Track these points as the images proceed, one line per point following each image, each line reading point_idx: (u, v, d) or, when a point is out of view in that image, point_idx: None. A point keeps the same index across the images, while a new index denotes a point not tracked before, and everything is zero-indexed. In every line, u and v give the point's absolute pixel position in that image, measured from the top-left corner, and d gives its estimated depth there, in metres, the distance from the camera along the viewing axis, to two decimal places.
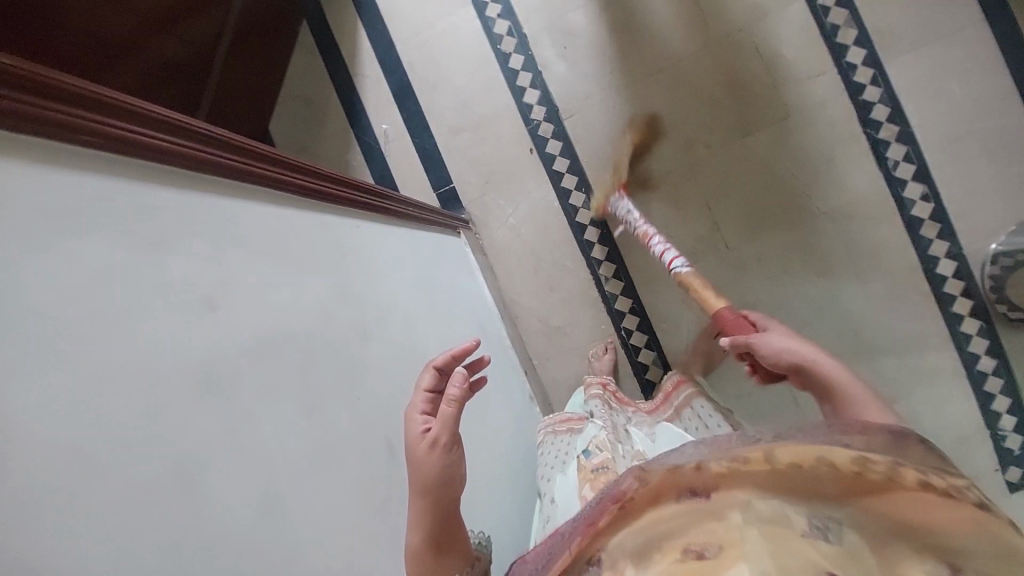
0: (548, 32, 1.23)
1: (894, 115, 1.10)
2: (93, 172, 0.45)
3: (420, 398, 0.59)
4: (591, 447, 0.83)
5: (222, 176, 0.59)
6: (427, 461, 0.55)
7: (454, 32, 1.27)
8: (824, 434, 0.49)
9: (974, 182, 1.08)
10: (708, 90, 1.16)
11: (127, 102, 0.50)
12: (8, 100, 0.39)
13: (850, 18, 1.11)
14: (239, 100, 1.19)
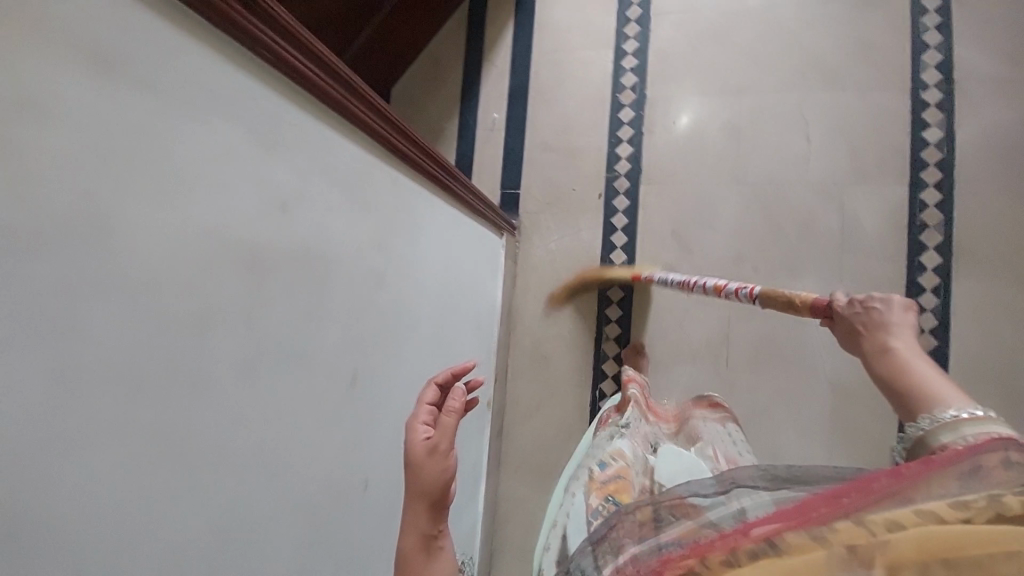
0: (665, 103, 1.29)
1: (938, 328, 1.11)
2: (254, 77, 0.53)
3: (421, 412, 0.65)
4: (608, 458, 0.77)
5: (343, 118, 0.66)
6: (428, 468, 0.59)
7: (586, 63, 1.35)
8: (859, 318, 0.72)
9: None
10: (781, 221, 1.20)
11: (308, 38, 0.57)
12: (219, 1, 0.47)
13: (942, 223, 1.13)
14: (387, 46, 1.33)
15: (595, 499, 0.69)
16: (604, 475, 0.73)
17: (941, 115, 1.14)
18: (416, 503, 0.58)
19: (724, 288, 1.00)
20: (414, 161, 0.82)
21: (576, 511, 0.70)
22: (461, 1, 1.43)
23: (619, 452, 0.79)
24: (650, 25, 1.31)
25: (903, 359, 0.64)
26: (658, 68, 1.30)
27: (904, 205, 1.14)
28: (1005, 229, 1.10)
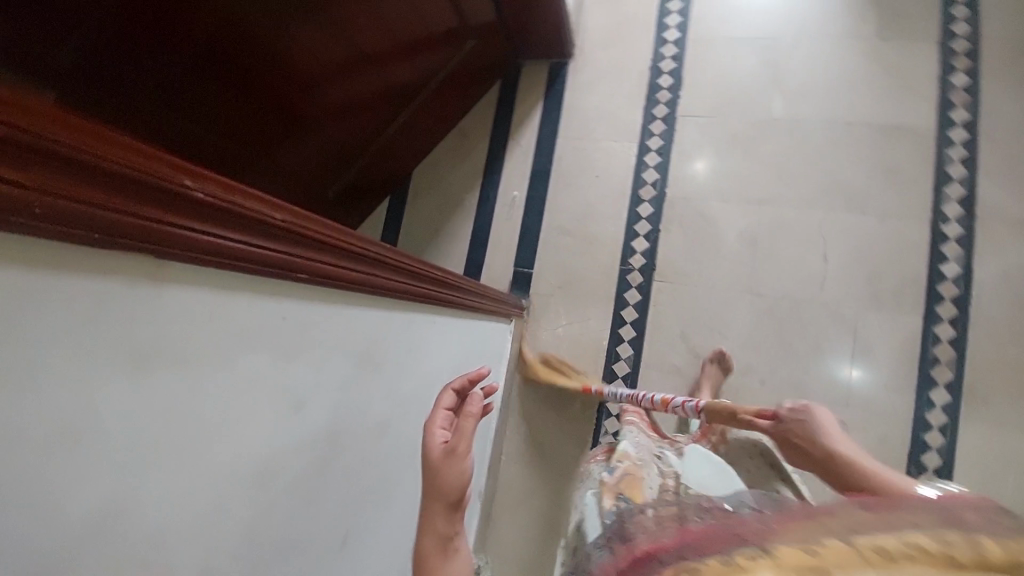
0: (684, 203, 1.30)
1: (944, 468, 1.09)
2: (281, 295, 0.42)
3: (438, 414, 0.63)
4: (614, 464, 0.88)
5: (368, 294, 0.55)
6: (450, 475, 0.58)
7: (609, 154, 1.37)
8: (784, 424, 0.85)
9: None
10: (792, 337, 1.19)
11: (328, 229, 0.45)
12: (220, 242, 0.34)
13: (954, 359, 1.12)
14: (421, 124, 1.34)
15: (608, 498, 0.78)
16: (615, 478, 0.83)
17: (959, 250, 1.15)
18: (438, 509, 0.56)
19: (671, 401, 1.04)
20: (437, 296, 0.74)
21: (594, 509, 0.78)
22: (492, 83, 1.46)
23: (624, 455, 0.90)
24: (675, 125, 1.34)
25: (844, 456, 0.77)
26: (679, 167, 1.32)
27: (918, 336, 1.14)
28: (1020, 372, 1.09)
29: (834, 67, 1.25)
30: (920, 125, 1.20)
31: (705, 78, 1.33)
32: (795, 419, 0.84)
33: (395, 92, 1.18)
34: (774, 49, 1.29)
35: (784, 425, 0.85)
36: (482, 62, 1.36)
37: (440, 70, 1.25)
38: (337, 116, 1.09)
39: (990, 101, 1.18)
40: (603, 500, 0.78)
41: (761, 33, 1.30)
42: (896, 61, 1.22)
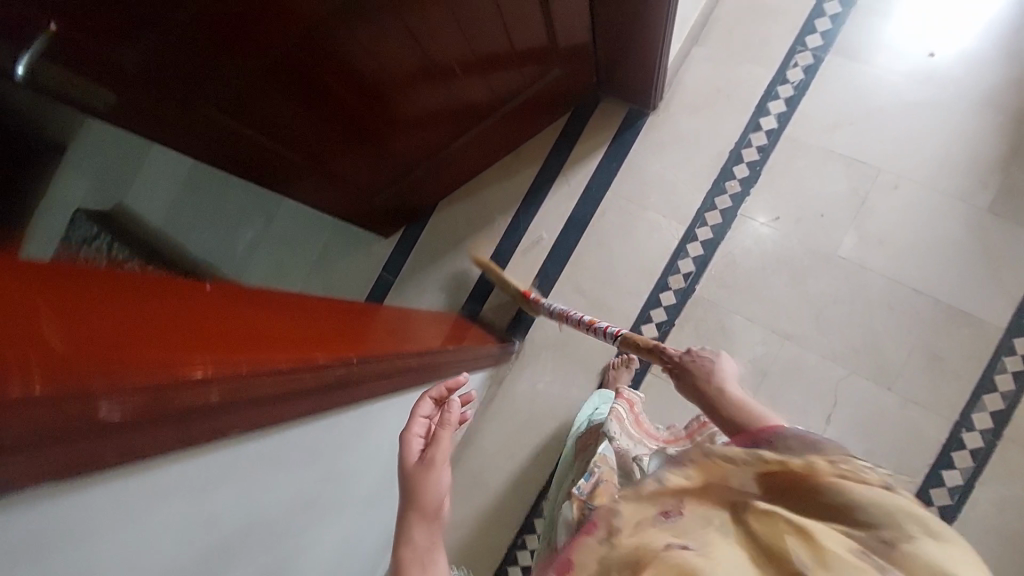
0: (712, 305, 1.22)
1: None
2: (211, 450, 0.41)
3: (415, 423, 0.60)
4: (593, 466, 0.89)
5: (321, 412, 0.54)
6: (428, 482, 0.54)
7: (655, 226, 1.29)
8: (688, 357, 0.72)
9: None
10: None
11: (279, 376, 0.44)
12: (142, 439, 0.32)
13: None
14: (478, 142, 1.26)
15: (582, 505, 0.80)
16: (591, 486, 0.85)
17: (970, 462, 1.07)
18: (413, 525, 0.52)
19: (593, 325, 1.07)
20: (408, 381, 0.74)
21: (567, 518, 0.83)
22: (563, 113, 1.36)
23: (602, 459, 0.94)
24: (733, 221, 1.24)
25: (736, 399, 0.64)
26: (721, 266, 1.23)
27: None
28: None
29: (925, 224, 1.14)
30: (992, 320, 1.09)
31: (786, 183, 1.22)
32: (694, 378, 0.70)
33: (460, 113, 1.13)
34: (870, 180, 1.17)
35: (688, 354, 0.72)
36: (557, 96, 1.27)
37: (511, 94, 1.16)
38: (393, 128, 1.05)
39: None
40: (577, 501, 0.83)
41: (862, 157, 1.18)
42: (995, 241, 1.11)
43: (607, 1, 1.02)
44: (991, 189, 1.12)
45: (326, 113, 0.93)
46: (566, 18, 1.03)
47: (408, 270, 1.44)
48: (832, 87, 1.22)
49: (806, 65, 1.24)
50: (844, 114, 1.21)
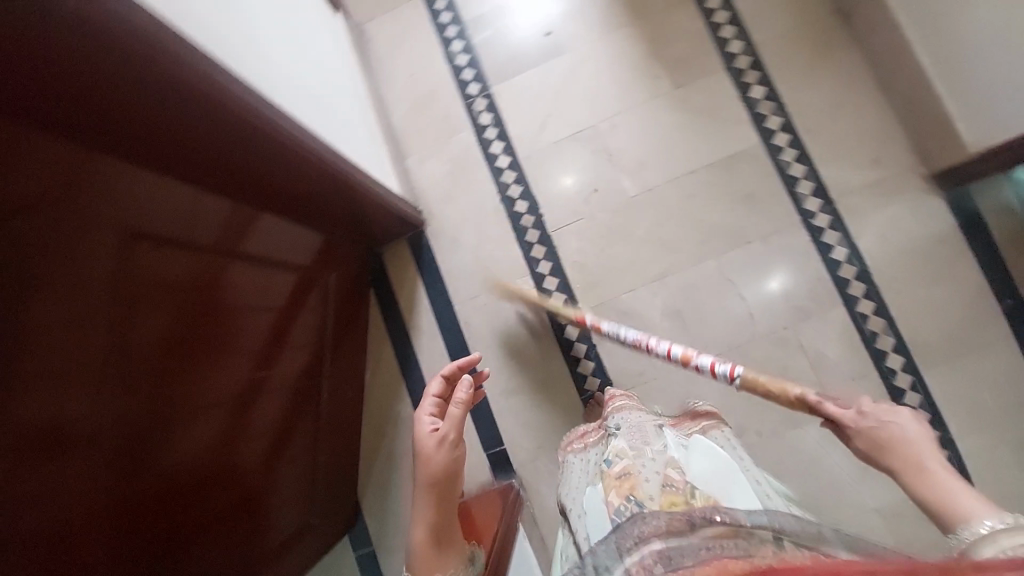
0: (603, 307, 1.33)
1: (934, 422, 1.17)
2: None
3: (426, 412, 0.99)
4: (612, 456, 0.91)
5: None
6: (436, 453, 0.92)
7: (512, 294, 1.37)
8: (456, 410, 0.96)
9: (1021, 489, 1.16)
10: (761, 378, 1.25)
11: None
12: None
13: (887, 326, 1.21)
14: (340, 364, 1.33)
15: (616, 496, 0.83)
16: (617, 472, 0.87)
17: (837, 235, 1.24)
18: (425, 485, 0.90)
19: (690, 358, 1.00)
20: None
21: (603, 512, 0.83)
22: (366, 295, 1.44)
23: (622, 447, 0.91)
24: (553, 241, 1.37)
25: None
26: (578, 275, 1.35)
27: (848, 324, 1.22)
28: (941, 304, 1.20)
29: (652, 130, 1.36)
30: (748, 145, 1.30)
31: (555, 187, 1.38)
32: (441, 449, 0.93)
33: (310, 370, 1.20)
34: (596, 137, 1.38)
35: (455, 403, 0.97)
36: (352, 284, 1.39)
37: (321, 316, 1.26)
38: (286, 441, 1.11)
39: (793, 97, 1.30)
40: (609, 503, 0.83)
41: (580, 127, 1.39)
42: (698, 100, 1.34)
43: (311, 212, 1.19)
44: (661, 76, 1.37)
45: (239, 501, 0.97)
46: (293, 246, 1.15)
47: (375, 520, 1.39)
48: (514, 106, 1.43)
49: (486, 107, 1.44)
50: (540, 115, 1.41)
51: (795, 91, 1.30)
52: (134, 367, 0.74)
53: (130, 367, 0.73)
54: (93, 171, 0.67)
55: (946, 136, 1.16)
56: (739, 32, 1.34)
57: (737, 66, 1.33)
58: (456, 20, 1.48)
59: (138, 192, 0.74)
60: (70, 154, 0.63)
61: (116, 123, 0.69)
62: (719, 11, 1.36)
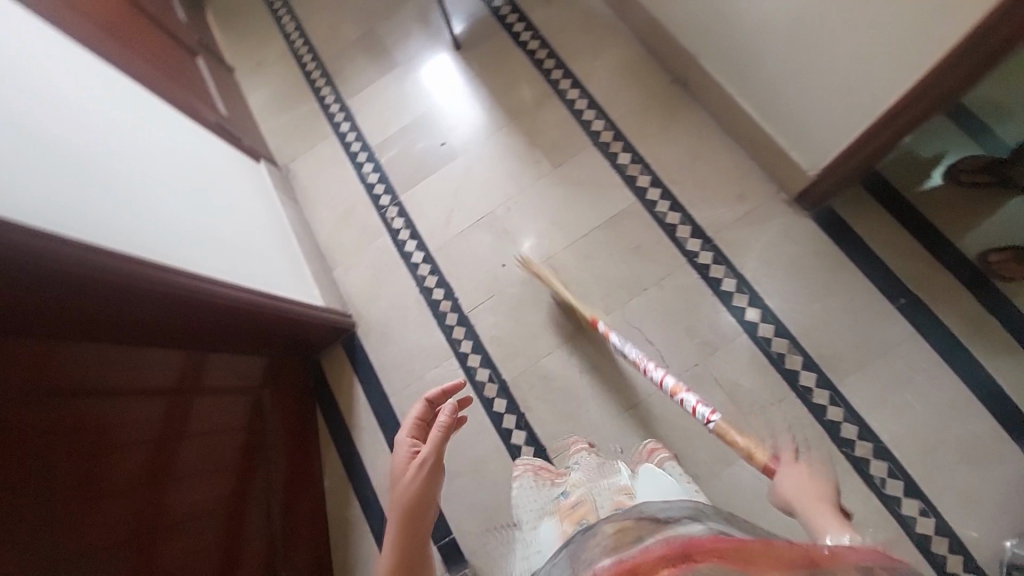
0: (526, 374, 1.39)
1: (863, 432, 1.17)
2: None
3: (406, 435, 0.91)
4: (568, 490, 0.99)
5: None
6: (411, 479, 0.83)
7: (441, 376, 1.44)
8: (438, 433, 0.87)
9: (971, 485, 1.12)
10: (686, 417, 1.26)
11: None
12: None
13: (791, 345, 1.24)
14: (293, 488, 1.35)
15: (568, 523, 0.90)
16: (571, 502, 0.94)
17: (723, 268, 1.33)
18: (395, 514, 0.82)
19: (679, 393, 1.08)
20: None
21: (556, 538, 0.89)
22: (310, 406, 1.50)
23: (578, 481, 1.00)
24: (471, 320, 1.46)
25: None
26: (498, 348, 1.42)
27: (754, 349, 1.25)
28: (838, 314, 1.25)
29: (541, 205, 1.51)
30: (626, 203, 1.45)
31: (465, 271, 1.51)
32: (414, 479, 0.83)
33: (257, 504, 1.22)
34: (494, 221, 1.54)
35: (439, 426, 0.87)
36: (296, 404, 1.46)
37: (265, 444, 1.31)
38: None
39: (654, 157, 1.47)
40: (562, 530, 0.89)
41: (480, 215, 1.55)
42: (576, 173, 1.52)
43: (241, 346, 1.31)
44: (541, 159, 1.56)
45: None
46: (226, 380, 1.25)
47: None
48: (421, 207, 1.61)
49: (398, 213, 1.62)
50: (444, 211, 1.59)
51: (655, 152, 1.47)
52: (67, 536, 0.77)
53: (65, 535, 0.77)
54: (48, 356, 0.83)
55: (788, 164, 1.28)
56: (599, 114, 1.56)
57: (603, 141, 1.52)
58: (365, 147, 1.73)
59: (91, 366, 0.91)
60: (28, 353, 0.80)
61: (67, 314, 0.87)
62: (579, 99, 1.59)
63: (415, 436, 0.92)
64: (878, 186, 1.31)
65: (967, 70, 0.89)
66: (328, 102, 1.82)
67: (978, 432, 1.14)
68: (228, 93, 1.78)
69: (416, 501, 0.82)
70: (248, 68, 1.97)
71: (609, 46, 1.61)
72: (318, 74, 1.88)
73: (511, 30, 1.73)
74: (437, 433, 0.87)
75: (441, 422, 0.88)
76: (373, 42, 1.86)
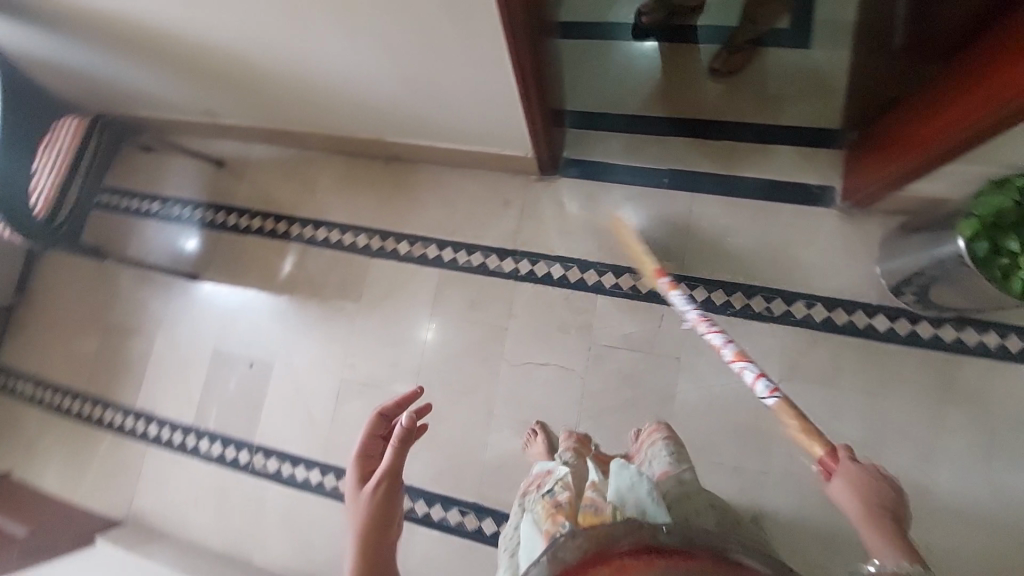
0: (485, 480, 1.32)
1: (727, 288, 1.30)
2: None
3: (369, 448, 0.93)
4: (557, 488, 0.90)
5: None
6: (368, 497, 0.87)
7: (423, 553, 1.31)
8: (403, 443, 0.88)
9: (822, 257, 1.27)
10: (619, 392, 1.29)
11: None
12: None
13: (633, 274, 1.35)
14: None
15: (551, 523, 0.81)
16: (561, 501, 0.85)
17: (542, 262, 1.41)
18: (355, 530, 0.86)
19: (743, 367, 0.98)
20: None
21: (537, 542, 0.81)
22: None
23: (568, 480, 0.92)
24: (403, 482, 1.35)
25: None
26: (447, 481, 1.34)
27: (614, 299, 1.34)
28: (639, 225, 1.38)
29: (374, 337, 1.47)
30: (435, 280, 1.46)
31: None
32: (375, 492, 0.87)
33: None
34: (350, 384, 1.46)
35: (404, 437, 0.88)
36: None
37: None
38: None
39: (423, 226, 1.51)
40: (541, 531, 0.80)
41: (333, 390, 1.46)
42: (378, 289, 1.50)
43: None
44: (341, 303, 1.52)
45: None
46: None
47: None
48: (283, 430, 1.48)
49: (266, 455, 1.48)
50: (302, 415, 1.47)
51: (421, 223, 1.51)
52: None
53: None
54: None
55: (512, 157, 1.39)
56: (354, 230, 1.56)
57: (376, 249, 1.53)
58: (189, 427, 1.57)
59: None
60: None
61: None
62: (330, 232, 1.58)
63: (372, 450, 0.93)
64: (583, 117, 1.47)
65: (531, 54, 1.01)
66: (123, 420, 1.63)
67: (790, 219, 1.31)
68: (14, 503, 1.51)
69: (381, 515, 0.86)
70: (22, 456, 1.70)
71: (317, 175, 1.63)
72: (92, 404, 1.67)
73: (229, 225, 1.68)
74: (397, 446, 0.88)
75: (404, 431, 0.88)
76: (119, 332, 1.70)
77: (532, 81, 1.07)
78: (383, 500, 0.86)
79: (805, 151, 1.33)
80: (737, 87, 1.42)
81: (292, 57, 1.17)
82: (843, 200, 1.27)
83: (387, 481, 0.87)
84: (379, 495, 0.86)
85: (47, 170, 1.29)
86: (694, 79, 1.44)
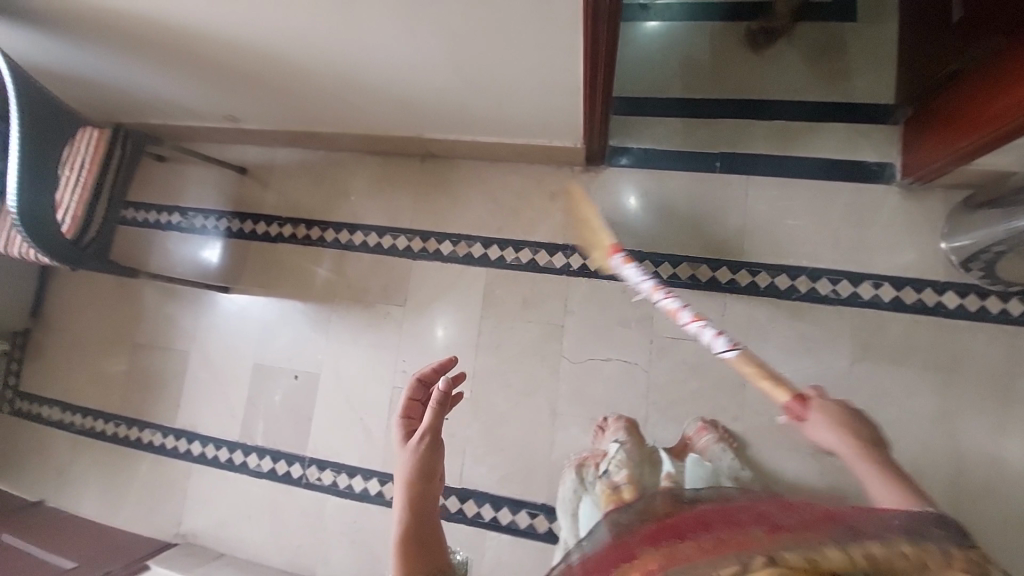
0: (555, 480, 1.30)
1: (790, 272, 1.28)
2: None
3: (409, 411, 0.86)
4: (613, 468, 0.91)
5: None
6: (414, 458, 0.78)
7: (497, 557, 1.29)
8: (444, 402, 0.81)
9: (885, 236, 1.26)
10: (686, 385, 1.27)
11: None
12: None
13: (692, 263, 1.32)
14: None
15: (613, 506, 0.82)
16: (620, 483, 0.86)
17: None
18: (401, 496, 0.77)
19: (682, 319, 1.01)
20: None
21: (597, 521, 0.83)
22: None
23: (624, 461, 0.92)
24: (469, 489, 1.33)
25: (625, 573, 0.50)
26: (514, 483, 1.32)
27: (674, 290, 1.31)
28: (694, 212, 1.34)
29: (426, 342, 1.43)
30: (484, 280, 1.42)
31: None
32: (418, 452, 0.79)
33: None
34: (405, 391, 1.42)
35: (444, 396, 0.81)
36: None
37: None
38: None
39: (467, 224, 1.46)
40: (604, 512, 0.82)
41: (386, 398, 1.43)
42: (425, 292, 1.45)
43: None
44: (387, 308, 1.47)
45: None
46: None
47: None
48: (336, 442, 1.44)
49: (320, 468, 1.44)
50: (356, 425, 1.44)
51: (465, 221, 1.46)
52: None
53: None
54: None
55: (561, 149, 1.34)
56: (394, 232, 1.50)
57: (419, 250, 1.47)
58: (234, 444, 1.52)
59: None
60: None
61: None
62: (368, 235, 1.52)
63: (413, 413, 0.86)
64: (628, 103, 1.42)
65: (607, 45, 0.97)
66: (163, 441, 1.57)
67: (851, 199, 1.29)
68: (60, 533, 1.46)
69: (425, 480, 0.78)
70: (58, 487, 1.64)
71: (348, 176, 1.56)
72: (127, 427, 1.61)
73: (258, 233, 1.60)
74: (439, 402, 0.80)
75: (442, 390, 0.81)
76: (149, 351, 1.63)
77: (600, 68, 1.02)
78: (428, 462, 0.79)
79: (863, 128, 1.31)
80: (789, 64, 1.37)
81: (341, 55, 1.10)
82: (904, 175, 1.25)
83: (431, 441, 0.80)
84: (422, 457, 0.78)
85: (69, 188, 1.30)
86: (740, 59, 1.40)
